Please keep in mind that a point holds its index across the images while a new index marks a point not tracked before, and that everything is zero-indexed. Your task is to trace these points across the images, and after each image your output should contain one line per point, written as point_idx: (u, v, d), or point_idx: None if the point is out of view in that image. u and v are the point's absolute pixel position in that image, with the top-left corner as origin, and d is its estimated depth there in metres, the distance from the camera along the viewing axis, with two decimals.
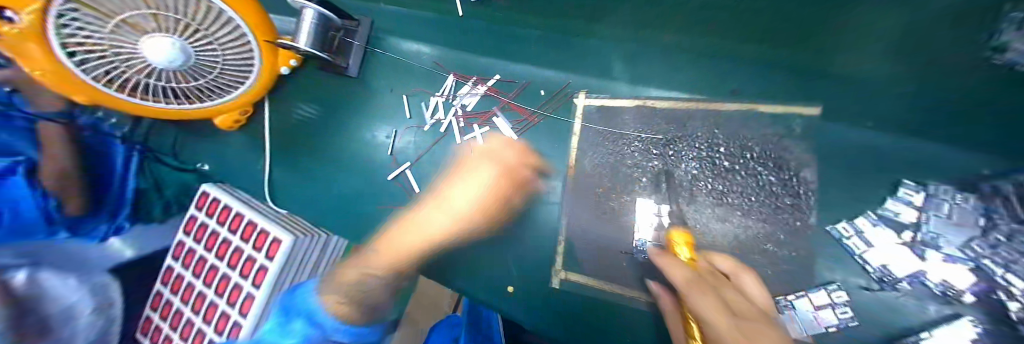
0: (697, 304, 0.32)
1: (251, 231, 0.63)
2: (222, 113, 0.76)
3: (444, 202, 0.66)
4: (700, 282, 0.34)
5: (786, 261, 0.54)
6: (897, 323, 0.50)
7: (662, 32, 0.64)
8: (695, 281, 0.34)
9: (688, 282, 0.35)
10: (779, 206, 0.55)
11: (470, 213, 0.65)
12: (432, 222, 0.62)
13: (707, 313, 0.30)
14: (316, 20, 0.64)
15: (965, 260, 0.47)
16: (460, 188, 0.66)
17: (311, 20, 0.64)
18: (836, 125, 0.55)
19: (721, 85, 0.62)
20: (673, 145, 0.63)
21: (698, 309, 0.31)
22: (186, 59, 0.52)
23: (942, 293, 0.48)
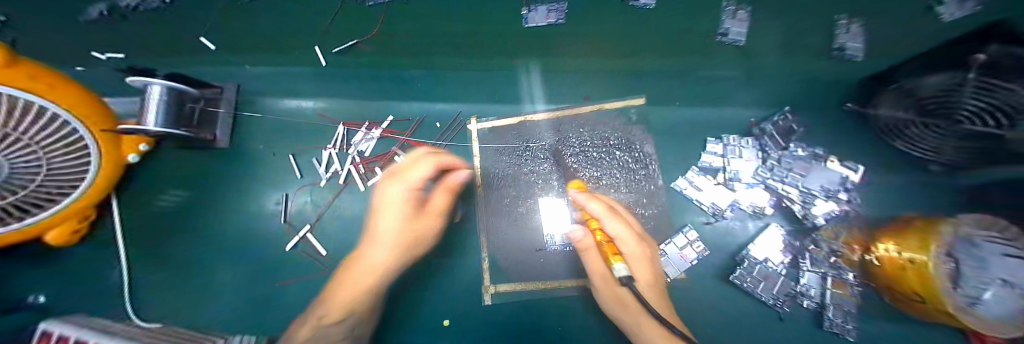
0: (615, 233, 0.49)
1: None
2: (52, 228, 0.62)
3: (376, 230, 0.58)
4: (613, 212, 0.52)
5: (652, 218, 0.66)
6: (734, 242, 0.65)
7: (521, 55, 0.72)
8: (609, 212, 0.51)
9: (606, 213, 0.49)
10: (635, 178, 0.69)
11: (405, 240, 0.57)
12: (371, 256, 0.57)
13: (620, 237, 0.49)
14: (164, 96, 0.59)
15: (757, 183, 0.64)
16: (388, 209, 0.57)
17: (158, 98, 0.59)
18: (657, 108, 0.72)
19: (579, 92, 0.73)
20: (554, 147, 0.72)
21: (617, 236, 0.49)
22: None
23: (752, 212, 0.64)
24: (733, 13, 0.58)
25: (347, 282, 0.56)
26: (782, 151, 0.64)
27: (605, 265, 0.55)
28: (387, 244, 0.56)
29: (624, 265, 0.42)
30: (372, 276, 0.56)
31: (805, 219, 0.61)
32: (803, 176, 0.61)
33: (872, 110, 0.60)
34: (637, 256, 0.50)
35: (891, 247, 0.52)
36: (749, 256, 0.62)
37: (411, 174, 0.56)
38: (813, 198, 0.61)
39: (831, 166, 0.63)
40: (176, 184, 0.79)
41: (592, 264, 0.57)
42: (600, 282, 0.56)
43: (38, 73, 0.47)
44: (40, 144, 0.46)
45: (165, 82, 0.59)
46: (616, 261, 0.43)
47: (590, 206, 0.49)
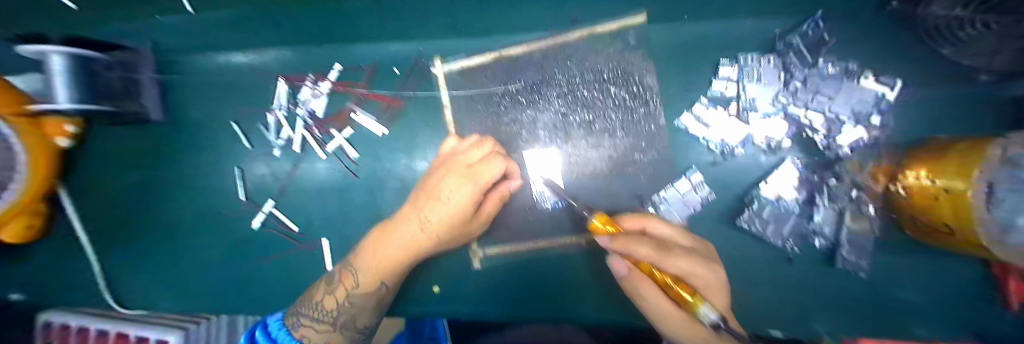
0: (680, 270, 0.36)
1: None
2: (9, 223, 0.57)
3: (427, 205, 0.50)
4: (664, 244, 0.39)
5: (651, 164, 0.58)
6: (743, 182, 0.58)
7: None
8: (659, 246, 0.38)
9: (660, 253, 0.36)
10: (633, 118, 0.59)
11: (451, 233, 0.51)
12: (405, 231, 0.51)
13: (687, 272, 0.37)
14: (70, 68, 0.51)
15: (776, 112, 0.55)
16: (445, 202, 0.49)
17: (61, 70, 0.51)
18: (660, 27, 0.58)
19: (564, 12, 0.57)
20: (537, 89, 0.62)
21: (682, 272, 0.36)
22: None
23: (766, 146, 0.56)
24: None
25: (381, 251, 0.51)
26: (810, 70, 0.53)
27: (688, 321, 0.38)
28: (429, 230, 0.50)
29: (712, 308, 0.33)
30: (409, 256, 0.51)
31: (827, 151, 0.53)
32: (832, 99, 0.51)
33: (922, 9, 0.46)
34: (709, 284, 0.39)
35: (923, 174, 0.42)
36: (759, 197, 0.56)
37: (488, 173, 0.47)
38: (840, 125, 0.52)
39: (864, 84, 0.51)
40: (122, 167, 0.70)
41: (665, 315, 0.39)
42: (679, 329, 0.39)
43: None
44: None
45: (49, 47, 0.48)
46: (700, 305, 0.33)
47: (637, 251, 0.35)
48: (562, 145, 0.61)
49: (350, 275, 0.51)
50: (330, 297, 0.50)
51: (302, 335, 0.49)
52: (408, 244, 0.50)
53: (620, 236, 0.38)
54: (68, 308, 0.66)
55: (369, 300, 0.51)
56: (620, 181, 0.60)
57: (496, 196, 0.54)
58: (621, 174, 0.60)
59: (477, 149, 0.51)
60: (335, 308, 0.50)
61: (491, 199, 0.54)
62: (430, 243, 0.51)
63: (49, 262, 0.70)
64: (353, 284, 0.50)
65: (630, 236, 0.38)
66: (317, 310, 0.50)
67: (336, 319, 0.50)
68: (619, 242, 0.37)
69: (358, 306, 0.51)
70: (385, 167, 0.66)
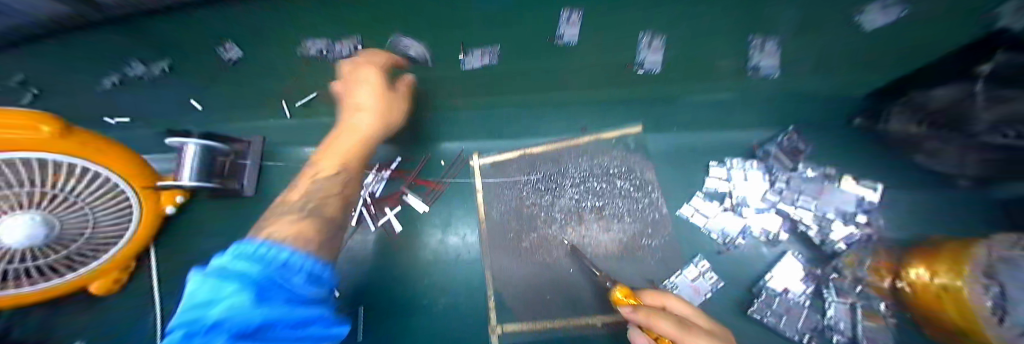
0: None
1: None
2: (97, 278, 0.67)
3: (352, 117, 0.63)
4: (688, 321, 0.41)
5: (659, 249, 0.65)
6: (751, 272, 0.61)
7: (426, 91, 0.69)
8: (683, 323, 0.40)
9: (681, 328, 0.39)
10: (639, 206, 0.68)
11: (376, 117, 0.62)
12: (358, 120, 0.62)
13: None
14: (200, 154, 0.67)
15: (768, 208, 0.63)
16: (360, 84, 0.59)
17: (193, 154, 0.66)
18: (656, 134, 0.72)
19: (574, 123, 0.74)
20: (554, 179, 0.74)
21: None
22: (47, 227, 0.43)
23: (764, 238, 0.62)
24: (649, 44, 0.56)
25: (337, 141, 0.62)
26: (791, 173, 0.63)
27: None
28: (361, 134, 0.63)
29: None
30: (368, 130, 0.62)
31: (823, 245, 0.58)
32: (815, 199, 0.60)
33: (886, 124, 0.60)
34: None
35: (924, 271, 0.47)
36: (766, 288, 0.58)
37: (365, 100, 0.60)
38: (829, 222, 0.59)
39: (844, 186, 0.60)
40: (204, 231, 0.83)
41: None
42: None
43: (89, 138, 0.47)
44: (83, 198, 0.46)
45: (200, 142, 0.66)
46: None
47: (658, 324, 0.40)
48: (576, 227, 0.70)
49: (310, 185, 0.57)
50: (294, 191, 0.55)
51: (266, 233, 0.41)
52: (344, 149, 0.61)
53: (644, 307, 0.43)
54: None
55: (326, 205, 0.55)
56: (631, 264, 0.65)
57: (398, 109, 0.65)
58: (631, 257, 0.66)
59: (359, 75, 0.59)
60: (296, 197, 0.54)
61: (393, 103, 0.64)
62: (364, 128, 0.62)
63: (108, 317, 0.76)
64: (307, 188, 0.56)
65: (654, 311, 0.42)
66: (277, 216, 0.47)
67: (303, 207, 0.51)
68: (642, 312, 0.42)
69: (315, 193, 0.55)
70: (423, 241, 0.75)
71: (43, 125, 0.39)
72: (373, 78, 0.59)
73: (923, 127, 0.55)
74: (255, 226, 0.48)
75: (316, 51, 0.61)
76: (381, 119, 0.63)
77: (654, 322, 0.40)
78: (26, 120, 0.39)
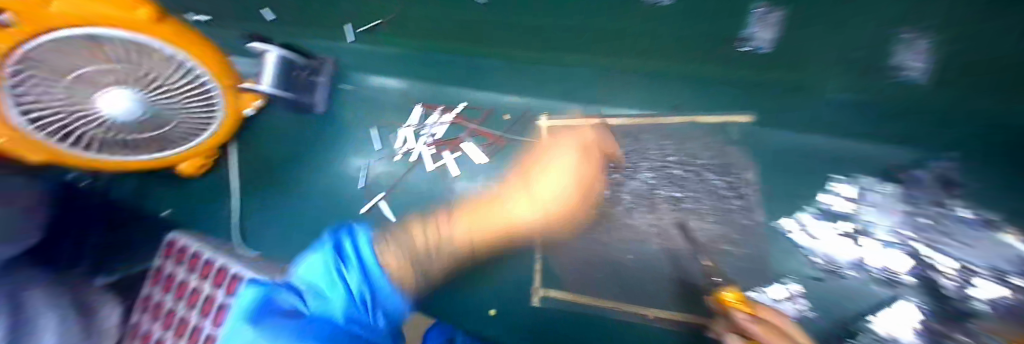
0: None
1: (220, 277, 0.65)
2: (188, 160, 0.75)
3: (535, 177, 0.67)
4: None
5: (742, 258, 0.57)
6: (851, 308, 0.53)
7: (610, 137, 0.67)
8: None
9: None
10: (727, 207, 0.60)
11: (558, 209, 0.65)
12: (520, 208, 0.63)
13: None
14: (279, 63, 0.67)
15: (895, 243, 0.52)
16: (553, 174, 0.65)
17: (272, 62, 0.66)
18: (770, 130, 0.61)
19: (665, 99, 0.65)
20: (631, 158, 0.67)
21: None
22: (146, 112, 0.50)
23: (883, 277, 0.52)
24: (763, 17, 0.48)
25: (489, 217, 0.61)
26: (942, 210, 0.50)
27: None
28: (524, 218, 0.64)
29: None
30: (525, 225, 0.64)
31: (955, 300, 0.47)
32: (964, 245, 0.47)
33: None
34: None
35: None
36: (867, 330, 0.50)
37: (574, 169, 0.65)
38: (974, 276, 0.46)
39: (1006, 238, 0.47)
40: (271, 139, 0.85)
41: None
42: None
43: (182, 29, 0.49)
44: (173, 88, 0.51)
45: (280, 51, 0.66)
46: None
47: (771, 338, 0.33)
48: (645, 214, 0.64)
49: (439, 238, 0.52)
50: (433, 230, 0.52)
51: (385, 255, 0.36)
52: (491, 225, 0.60)
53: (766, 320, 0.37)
54: (190, 232, 0.80)
55: (456, 250, 0.53)
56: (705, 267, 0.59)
57: (591, 198, 0.67)
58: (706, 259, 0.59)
59: (568, 150, 0.66)
60: (438, 239, 0.51)
61: (578, 189, 0.65)
62: (551, 210, 0.64)
63: (199, 197, 0.87)
64: (446, 241, 0.51)
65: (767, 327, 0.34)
66: (412, 239, 0.47)
67: (432, 249, 0.48)
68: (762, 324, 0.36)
69: (455, 242, 0.52)
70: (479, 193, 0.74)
71: (139, 7, 0.41)
72: (596, 151, 0.66)
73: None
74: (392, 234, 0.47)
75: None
76: (568, 205, 0.65)
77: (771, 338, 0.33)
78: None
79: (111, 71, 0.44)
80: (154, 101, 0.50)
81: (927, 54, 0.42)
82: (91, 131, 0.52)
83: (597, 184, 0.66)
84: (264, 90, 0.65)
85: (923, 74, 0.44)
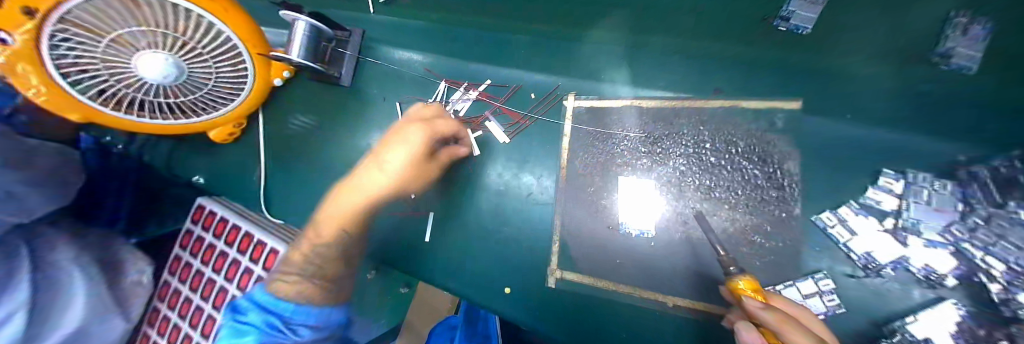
0: None
1: (246, 243, 0.70)
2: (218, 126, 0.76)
3: (376, 166, 0.61)
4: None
5: (773, 251, 0.55)
6: (886, 308, 0.51)
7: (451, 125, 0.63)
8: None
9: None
10: (762, 198, 0.57)
11: (384, 189, 0.61)
12: (370, 182, 0.60)
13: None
14: (307, 32, 0.66)
15: (944, 244, 0.48)
16: (390, 161, 0.59)
17: (303, 32, 0.66)
18: (815, 119, 0.57)
19: (706, 81, 0.64)
20: (661, 143, 0.64)
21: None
22: (180, 73, 0.52)
23: (923, 278, 0.50)
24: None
25: (339, 207, 0.60)
26: (997, 210, 0.44)
27: None
28: (388, 173, 0.60)
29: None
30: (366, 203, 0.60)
31: (1003, 305, 0.44)
32: None
33: None
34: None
35: None
36: (904, 331, 0.48)
37: (412, 136, 0.57)
38: None
39: None
40: (295, 109, 0.86)
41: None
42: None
43: None
44: (205, 49, 0.52)
45: (307, 19, 0.64)
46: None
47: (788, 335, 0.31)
48: (671, 200, 0.62)
49: (316, 228, 0.60)
50: (300, 253, 0.57)
51: (274, 287, 0.52)
52: (340, 219, 0.59)
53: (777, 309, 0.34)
54: (220, 198, 0.84)
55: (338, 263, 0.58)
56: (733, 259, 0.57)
57: (422, 170, 0.64)
58: (734, 251, 0.57)
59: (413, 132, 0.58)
60: (301, 257, 0.56)
61: (387, 169, 0.60)
62: (373, 192, 0.60)
63: (225, 164, 0.90)
64: (314, 243, 0.58)
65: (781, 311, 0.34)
66: (288, 265, 0.56)
67: (302, 270, 0.55)
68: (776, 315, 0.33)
69: (322, 258, 0.57)
70: (500, 172, 0.74)
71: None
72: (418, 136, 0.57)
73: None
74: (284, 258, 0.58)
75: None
76: (397, 182, 0.61)
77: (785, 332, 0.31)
78: None
79: (147, 31, 0.45)
80: (181, 61, 0.51)
81: (981, 43, 0.44)
82: (130, 93, 0.54)
83: (422, 164, 0.62)
84: (292, 60, 0.64)
85: (972, 62, 0.45)
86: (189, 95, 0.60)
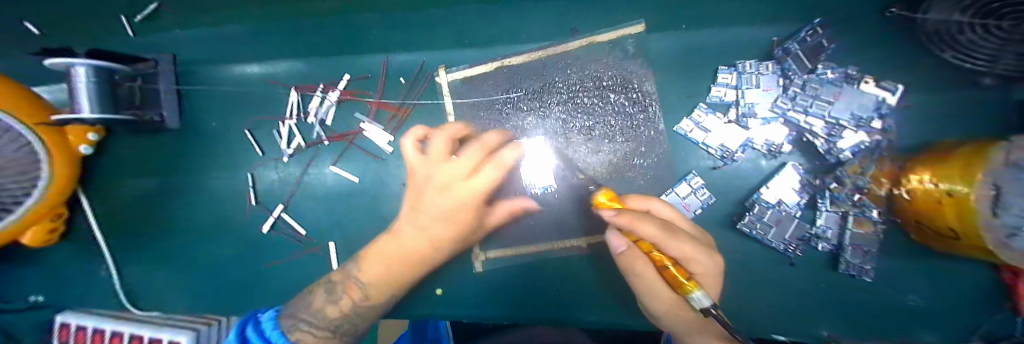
0: (681, 253, 0.39)
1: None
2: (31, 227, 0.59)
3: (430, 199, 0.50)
4: (669, 227, 0.41)
5: (651, 169, 0.60)
6: (744, 186, 0.59)
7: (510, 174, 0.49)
8: (666, 228, 0.40)
9: (666, 236, 0.38)
10: (632, 123, 0.60)
11: (452, 233, 0.50)
12: (418, 232, 0.50)
13: (687, 256, 0.40)
14: (96, 78, 0.52)
15: (775, 117, 0.55)
16: (447, 201, 0.48)
17: (88, 79, 0.51)
18: (656, 36, 0.60)
19: (563, 22, 0.59)
20: (537, 97, 0.63)
21: (682, 256, 0.39)
22: None
23: (766, 150, 0.56)
24: None
25: (398, 253, 0.51)
26: (809, 75, 0.52)
27: (677, 299, 0.41)
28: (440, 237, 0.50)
29: (704, 293, 0.35)
30: (425, 249, 0.51)
31: (827, 155, 0.53)
32: (833, 102, 0.50)
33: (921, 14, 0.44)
34: (706, 272, 0.42)
35: (929, 178, 0.41)
36: (760, 201, 0.55)
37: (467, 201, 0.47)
38: (841, 130, 0.51)
39: (864, 88, 0.51)
40: (135, 171, 0.73)
41: (652, 293, 0.43)
42: (665, 308, 0.44)
43: None
44: None
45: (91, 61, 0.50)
46: (695, 290, 0.35)
47: (643, 229, 0.37)
48: (563, 151, 0.62)
49: (356, 286, 0.51)
50: (333, 305, 0.50)
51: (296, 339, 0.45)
52: (395, 260, 0.51)
53: (626, 212, 0.38)
54: (87, 309, 0.69)
55: (365, 317, 0.51)
56: (620, 185, 0.61)
57: (482, 229, 0.55)
58: (621, 179, 0.60)
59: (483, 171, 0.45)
60: (337, 315, 0.49)
61: (448, 214, 0.48)
62: (429, 250, 0.51)
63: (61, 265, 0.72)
64: (356, 289, 0.51)
65: (637, 215, 0.38)
66: (318, 317, 0.48)
67: (337, 325, 0.49)
68: (626, 217, 0.37)
69: (362, 316, 0.51)
70: (391, 173, 0.68)
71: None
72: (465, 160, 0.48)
73: (967, 15, 0.38)
74: (296, 303, 0.52)
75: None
76: (455, 240, 0.51)
77: (638, 229, 0.37)
78: None
79: None
80: None
81: None
82: None
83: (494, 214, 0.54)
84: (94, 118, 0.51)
85: None
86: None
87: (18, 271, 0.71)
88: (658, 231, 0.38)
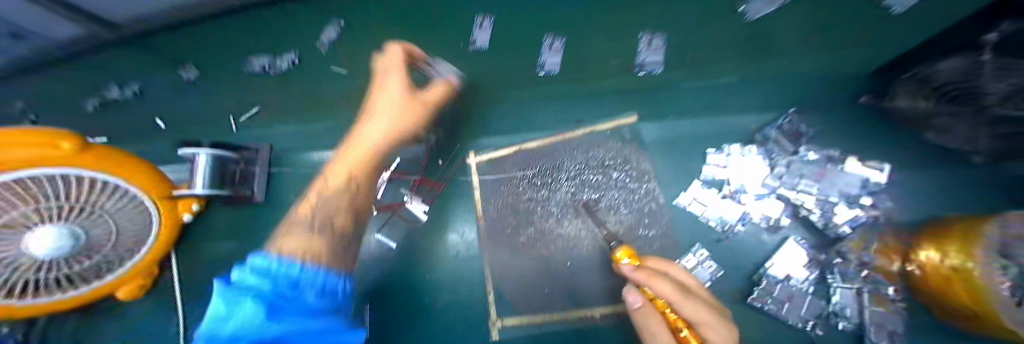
0: (698, 317, 0.40)
1: None
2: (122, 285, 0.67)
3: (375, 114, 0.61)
4: (686, 290, 0.43)
5: (656, 239, 0.64)
6: (750, 259, 0.60)
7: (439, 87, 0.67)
8: (683, 291, 0.42)
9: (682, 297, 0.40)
10: (635, 197, 0.68)
11: (404, 115, 0.60)
12: (370, 131, 0.58)
13: (704, 322, 0.40)
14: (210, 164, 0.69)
15: (768, 193, 0.61)
16: (387, 93, 0.60)
17: (204, 165, 0.68)
18: (652, 123, 0.70)
19: (570, 116, 0.74)
20: (548, 173, 0.73)
21: (699, 321, 0.40)
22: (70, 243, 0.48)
23: (766, 225, 0.60)
24: (551, 45, 0.73)
25: (350, 156, 0.56)
26: (792, 157, 0.60)
27: None
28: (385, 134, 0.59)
29: None
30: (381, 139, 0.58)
31: (826, 230, 0.56)
32: (817, 182, 0.58)
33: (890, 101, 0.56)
34: None
35: (931, 252, 0.45)
36: (767, 275, 0.57)
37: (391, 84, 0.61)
38: (832, 205, 0.57)
39: (848, 168, 0.57)
40: (214, 236, 0.87)
41: None
42: None
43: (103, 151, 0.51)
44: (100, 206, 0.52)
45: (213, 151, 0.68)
46: None
47: (658, 286, 0.41)
48: (573, 221, 0.69)
49: (314, 206, 0.47)
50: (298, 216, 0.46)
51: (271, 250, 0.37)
52: (353, 157, 0.55)
53: (645, 269, 0.44)
54: None
55: (341, 218, 0.47)
56: None
57: (422, 117, 0.64)
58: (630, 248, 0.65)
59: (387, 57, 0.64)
60: (306, 219, 0.45)
61: (382, 90, 0.61)
62: (379, 128, 0.58)
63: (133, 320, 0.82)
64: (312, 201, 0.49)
65: (654, 272, 0.43)
66: (284, 236, 0.42)
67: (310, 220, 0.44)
68: (644, 273, 0.43)
69: (332, 206, 0.48)
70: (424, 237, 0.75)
71: (61, 141, 0.44)
72: (398, 62, 0.63)
73: (931, 101, 0.48)
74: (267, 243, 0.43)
75: (259, 67, 0.83)
76: (406, 107, 0.60)
77: (654, 285, 0.41)
78: (46, 138, 0.43)
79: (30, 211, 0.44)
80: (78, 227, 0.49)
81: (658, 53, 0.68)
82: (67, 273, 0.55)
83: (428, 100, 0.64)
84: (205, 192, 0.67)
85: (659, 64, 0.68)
86: (79, 264, 0.55)
87: (94, 324, 0.81)
88: (671, 290, 0.41)
